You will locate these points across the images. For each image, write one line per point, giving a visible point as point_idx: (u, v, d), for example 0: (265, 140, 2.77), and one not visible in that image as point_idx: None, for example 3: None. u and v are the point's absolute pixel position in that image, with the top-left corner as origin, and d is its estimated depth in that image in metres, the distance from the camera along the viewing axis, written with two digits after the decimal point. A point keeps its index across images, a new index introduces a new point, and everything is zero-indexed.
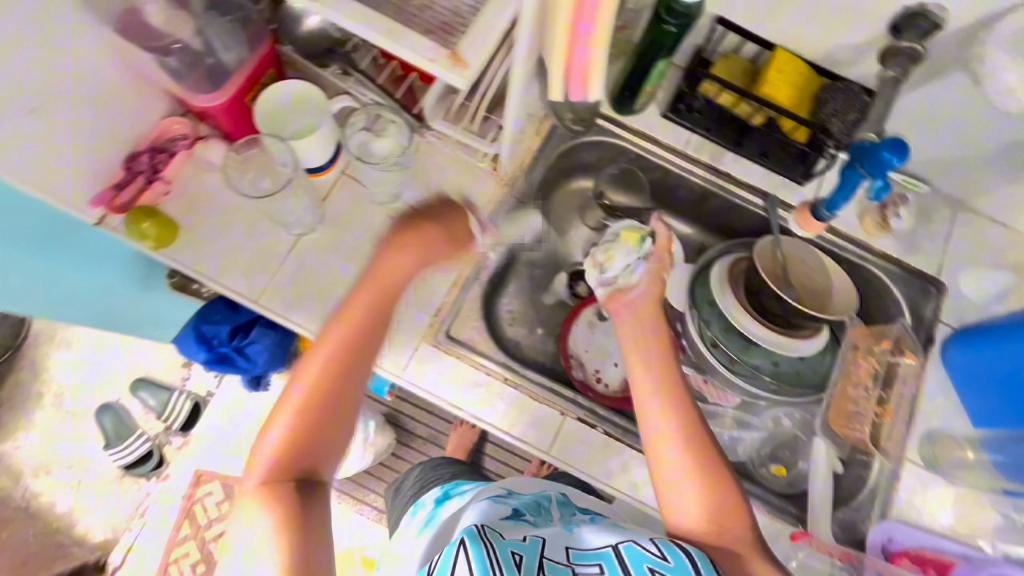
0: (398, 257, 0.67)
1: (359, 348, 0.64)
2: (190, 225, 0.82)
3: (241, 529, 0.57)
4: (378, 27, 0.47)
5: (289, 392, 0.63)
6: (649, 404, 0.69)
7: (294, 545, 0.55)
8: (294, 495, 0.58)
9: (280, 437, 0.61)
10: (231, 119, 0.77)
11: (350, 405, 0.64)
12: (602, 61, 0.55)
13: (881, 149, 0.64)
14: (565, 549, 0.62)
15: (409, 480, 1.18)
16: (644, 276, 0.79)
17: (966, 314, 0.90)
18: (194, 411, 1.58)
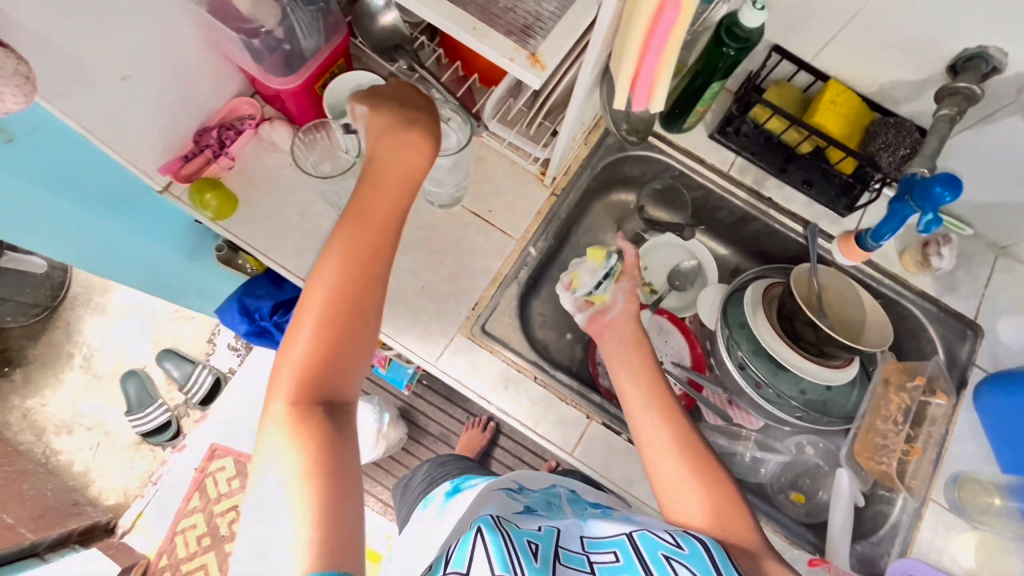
0: (404, 152, 0.65)
1: (367, 264, 0.61)
2: (248, 200, 0.86)
3: (260, 467, 0.52)
4: (465, 23, 0.50)
5: (302, 319, 0.58)
6: (638, 412, 0.73)
7: (320, 480, 0.51)
8: (316, 425, 0.54)
9: (296, 364, 0.56)
10: (299, 104, 0.82)
11: (364, 326, 0.60)
12: (668, 76, 0.57)
13: (933, 183, 0.64)
14: (580, 538, 0.62)
15: (419, 477, 1.19)
16: (619, 296, 0.84)
17: (1000, 360, 0.90)
18: (215, 385, 1.63)
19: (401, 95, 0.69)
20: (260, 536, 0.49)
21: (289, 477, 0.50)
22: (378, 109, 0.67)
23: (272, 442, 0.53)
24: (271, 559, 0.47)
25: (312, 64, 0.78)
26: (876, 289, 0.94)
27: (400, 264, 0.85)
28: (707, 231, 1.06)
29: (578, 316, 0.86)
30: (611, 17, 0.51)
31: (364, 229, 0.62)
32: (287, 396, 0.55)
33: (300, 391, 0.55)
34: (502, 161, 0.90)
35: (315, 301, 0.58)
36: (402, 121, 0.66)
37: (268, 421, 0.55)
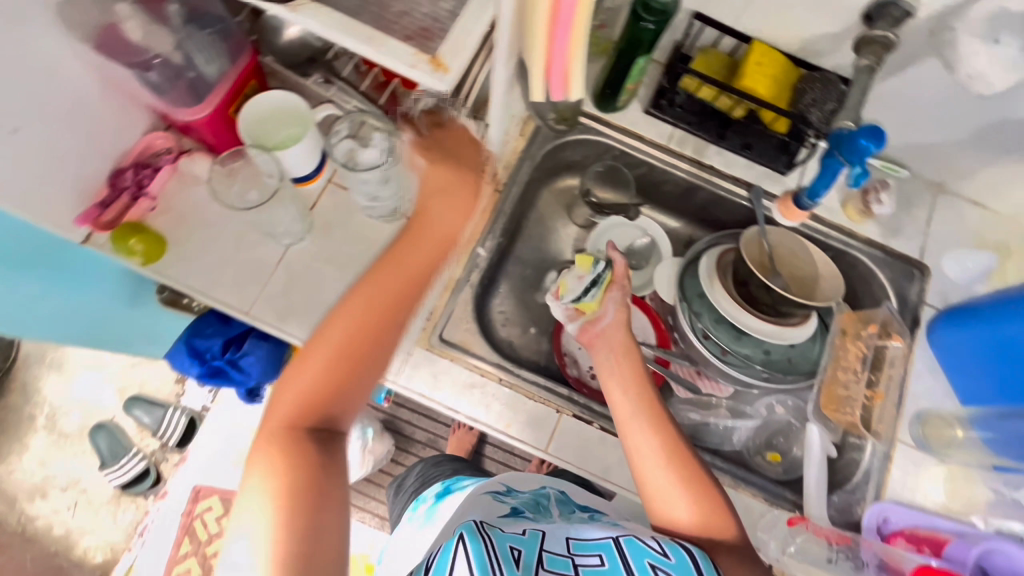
0: (452, 220, 0.73)
1: (384, 312, 0.66)
2: (178, 240, 0.81)
3: (248, 476, 0.60)
4: (358, 35, 0.48)
5: (312, 351, 0.65)
6: (628, 415, 0.71)
7: (303, 498, 0.57)
8: (309, 448, 0.61)
9: (301, 393, 0.63)
10: (214, 131, 0.77)
11: (371, 366, 0.66)
12: (581, 61, 0.56)
13: (858, 136, 0.65)
14: (565, 540, 0.62)
15: (409, 481, 1.17)
16: (610, 304, 0.79)
17: (950, 296, 0.92)
18: (190, 425, 1.58)
19: (455, 144, 0.75)
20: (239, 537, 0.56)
21: (274, 490, 0.57)
22: (435, 163, 0.73)
23: (263, 456, 0.60)
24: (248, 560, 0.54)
25: (219, 89, 0.73)
26: (825, 243, 0.95)
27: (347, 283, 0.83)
28: (657, 206, 1.05)
29: (570, 325, 0.81)
30: (510, 10, 0.49)
31: (388, 276, 0.68)
32: (286, 418, 0.63)
33: (298, 415, 0.63)
34: None
35: (331, 338, 0.65)
36: (445, 187, 0.73)
37: (266, 436, 0.62)
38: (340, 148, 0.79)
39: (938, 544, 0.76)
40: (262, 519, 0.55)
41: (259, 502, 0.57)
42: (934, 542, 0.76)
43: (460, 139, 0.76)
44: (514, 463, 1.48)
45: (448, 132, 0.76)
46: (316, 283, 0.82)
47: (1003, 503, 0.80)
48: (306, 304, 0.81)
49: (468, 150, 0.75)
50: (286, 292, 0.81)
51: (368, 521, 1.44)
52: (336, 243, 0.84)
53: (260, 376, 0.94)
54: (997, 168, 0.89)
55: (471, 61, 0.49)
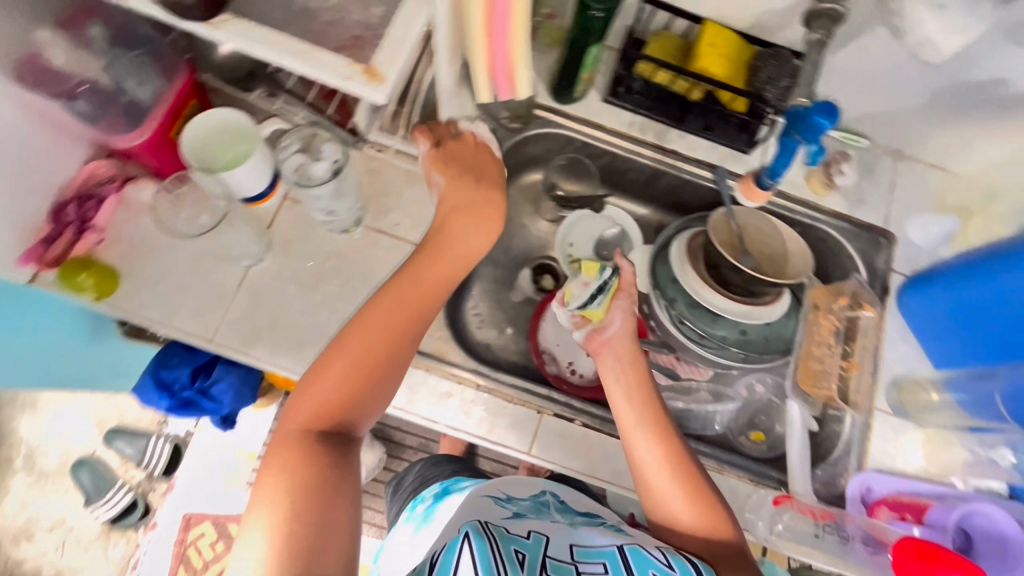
0: (475, 239, 0.72)
1: (407, 322, 0.66)
2: (130, 270, 0.78)
3: (260, 477, 0.57)
4: (285, 48, 0.46)
5: (333, 357, 0.63)
6: (636, 423, 0.70)
7: (315, 502, 0.55)
8: (324, 454, 0.59)
9: (322, 398, 0.62)
10: (157, 156, 0.74)
11: (391, 375, 0.65)
12: (526, 56, 0.54)
13: (812, 114, 0.64)
14: (569, 546, 0.62)
15: (408, 479, 1.16)
16: (617, 312, 0.75)
17: (916, 261, 0.93)
18: (175, 452, 1.54)
19: (474, 159, 0.75)
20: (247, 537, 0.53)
21: (285, 493, 0.55)
22: (452, 178, 0.73)
23: (278, 458, 0.58)
24: (252, 561, 0.52)
25: (158, 110, 0.71)
26: (791, 219, 0.95)
27: (314, 300, 0.81)
28: (624, 194, 1.04)
29: (577, 332, 0.77)
30: (443, 10, 0.47)
31: (412, 286, 0.67)
32: (303, 422, 0.61)
33: (316, 420, 0.61)
34: (397, 170, 0.86)
35: (353, 344, 0.64)
36: (465, 200, 0.72)
37: (281, 440, 0.60)
38: (289, 163, 0.76)
39: (921, 509, 0.79)
40: (270, 520, 0.54)
41: (270, 504, 0.55)
42: (917, 508, 0.79)
43: (478, 151, 0.76)
44: (508, 460, 1.48)
45: (460, 143, 0.75)
46: (282, 302, 0.80)
47: (980, 462, 0.82)
48: (270, 327, 0.79)
49: (489, 167, 0.75)
50: (249, 315, 0.79)
51: (365, 531, 1.42)
52: (297, 259, 0.81)
53: (233, 403, 0.92)
54: (953, 131, 0.90)
55: (407, 67, 0.47)
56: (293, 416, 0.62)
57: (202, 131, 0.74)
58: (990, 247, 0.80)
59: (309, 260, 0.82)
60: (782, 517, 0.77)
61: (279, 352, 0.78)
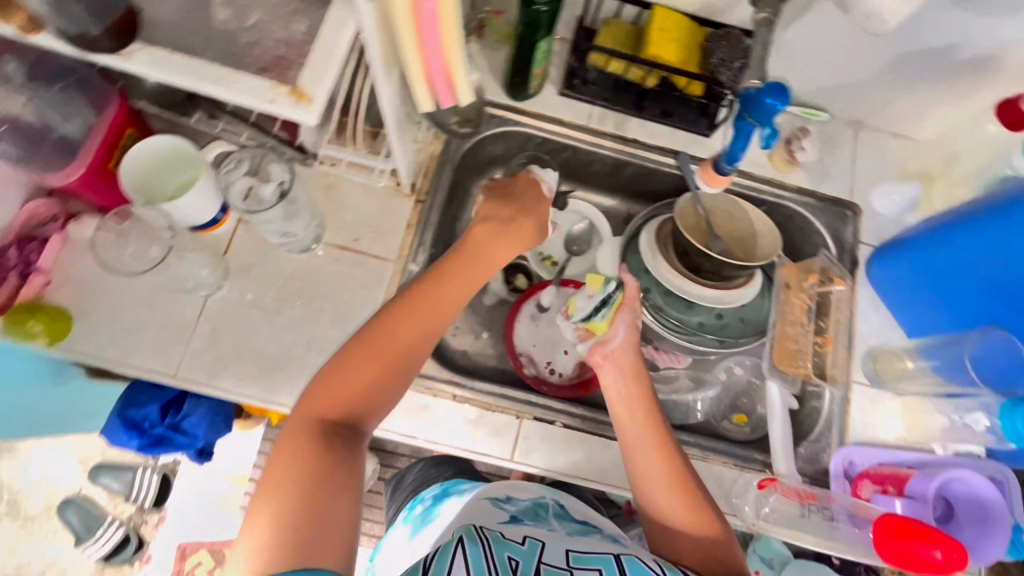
0: (498, 251, 0.71)
1: (433, 322, 0.65)
2: (82, 311, 0.75)
3: (271, 462, 0.56)
4: (204, 74, 0.43)
5: (360, 348, 0.62)
6: (636, 435, 0.69)
7: (321, 494, 0.54)
8: (335, 448, 0.58)
9: (340, 390, 0.60)
10: (96, 191, 0.71)
11: (405, 372, 0.64)
12: (461, 59, 0.51)
13: (764, 95, 0.63)
14: (565, 553, 0.60)
15: (409, 478, 1.10)
16: (621, 326, 0.72)
17: (883, 231, 0.93)
18: (164, 482, 1.49)
19: (519, 189, 0.75)
20: (252, 521, 0.53)
21: (295, 480, 0.54)
22: (494, 205, 0.74)
23: (292, 445, 0.57)
24: (251, 546, 0.51)
25: (93, 141, 0.68)
26: (757, 199, 0.94)
27: (279, 324, 0.78)
28: (590, 186, 1.03)
29: (580, 345, 0.75)
30: (368, 20, 0.45)
31: (433, 290, 0.66)
32: (320, 409, 0.60)
33: (334, 411, 0.60)
34: (354, 183, 0.84)
35: (380, 337, 0.63)
36: (503, 223, 0.72)
37: (294, 428, 0.58)
38: (237, 186, 0.73)
39: (901, 480, 0.78)
40: (277, 508, 0.53)
41: (282, 490, 0.54)
42: (898, 479, 0.77)
43: (527, 187, 0.76)
44: None
45: (518, 180, 0.76)
46: (245, 329, 0.77)
47: (955, 427, 0.81)
48: (234, 357, 0.76)
49: (536, 203, 0.75)
50: (211, 345, 0.76)
51: (364, 543, 1.41)
52: (257, 284, 0.79)
53: (208, 435, 0.89)
54: (909, 99, 0.90)
55: (335, 84, 0.45)
56: (309, 405, 0.60)
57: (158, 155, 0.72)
58: (953, 212, 0.81)
59: (270, 283, 0.79)
60: (767, 500, 0.77)
61: (246, 382, 0.76)
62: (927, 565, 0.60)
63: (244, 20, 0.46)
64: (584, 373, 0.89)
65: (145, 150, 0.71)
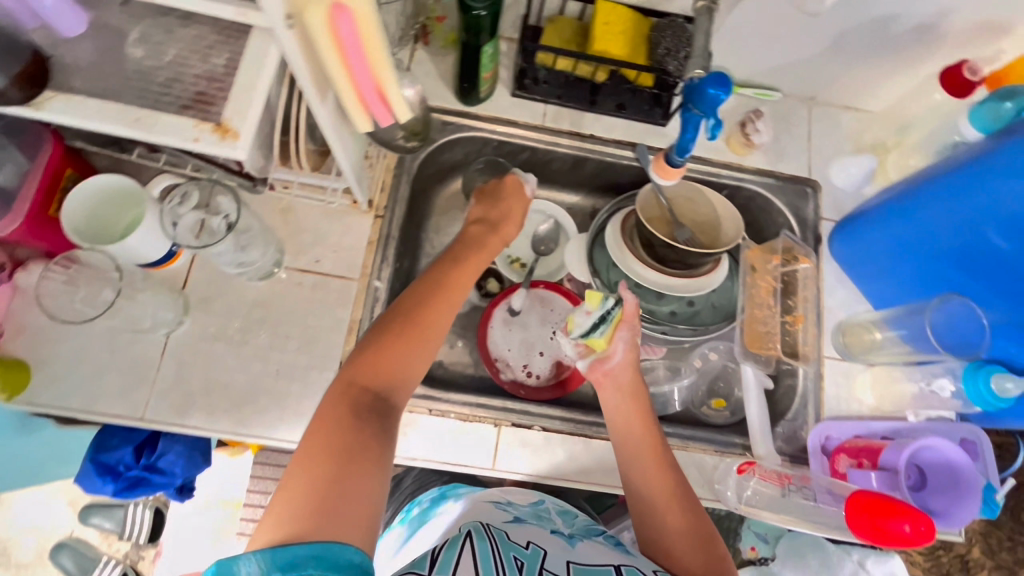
0: (492, 241, 0.76)
1: (457, 303, 0.66)
2: (39, 360, 0.73)
3: (307, 432, 0.53)
4: (125, 118, 0.42)
5: (396, 321, 0.61)
6: (637, 441, 0.70)
7: (356, 465, 0.50)
8: (370, 420, 0.54)
9: (378, 358, 0.58)
10: (41, 237, 0.69)
11: (434, 346, 0.63)
12: (392, 78, 0.51)
13: (707, 86, 0.65)
14: (566, 562, 0.58)
15: (409, 479, 1.03)
16: (621, 343, 0.75)
17: (842, 206, 0.95)
18: (158, 517, 1.39)
19: (503, 192, 0.80)
20: (280, 493, 0.48)
21: (332, 449, 0.51)
22: (483, 206, 0.79)
23: (327, 415, 0.54)
24: (276, 519, 0.46)
25: (29, 189, 0.66)
26: (718, 183, 0.94)
27: (245, 354, 0.76)
28: (553, 185, 1.02)
29: (581, 362, 0.78)
30: (290, 47, 0.44)
31: (459, 273, 0.68)
32: (357, 380, 0.57)
33: (371, 381, 0.57)
34: (310, 205, 0.82)
35: (417, 310, 0.62)
36: (492, 218, 0.78)
37: (331, 396, 0.56)
38: (186, 220, 0.72)
39: (876, 451, 0.77)
40: (312, 476, 0.48)
41: (319, 459, 0.50)
42: (872, 450, 0.77)
43: (514, 189, 0.80)
44: None
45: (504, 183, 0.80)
46: (211, 363, 0.75)
47: (924, 394, 0.82)
48: (201, 393, 0.74)
49: (519, 201, 0.80)
50: (178, 383, 0.74)
51: None
52: (220, 316, 0.77)
53: (185, 472, 0.86)
54: (857, 73, 0.90)
55: (263, 116, 0.44)
56: (348, 372, 0.58)
57: (117, 188, 0.71)
58: (904, 183, 0.82)
59: (233, 313, 0.78)
60: (748, 483, 0.78)
61: (215, 417, 0.74)
62: (896, 539, 0.61)
63: (160, 57, 0.44)
64: (561, 373, 0.89)
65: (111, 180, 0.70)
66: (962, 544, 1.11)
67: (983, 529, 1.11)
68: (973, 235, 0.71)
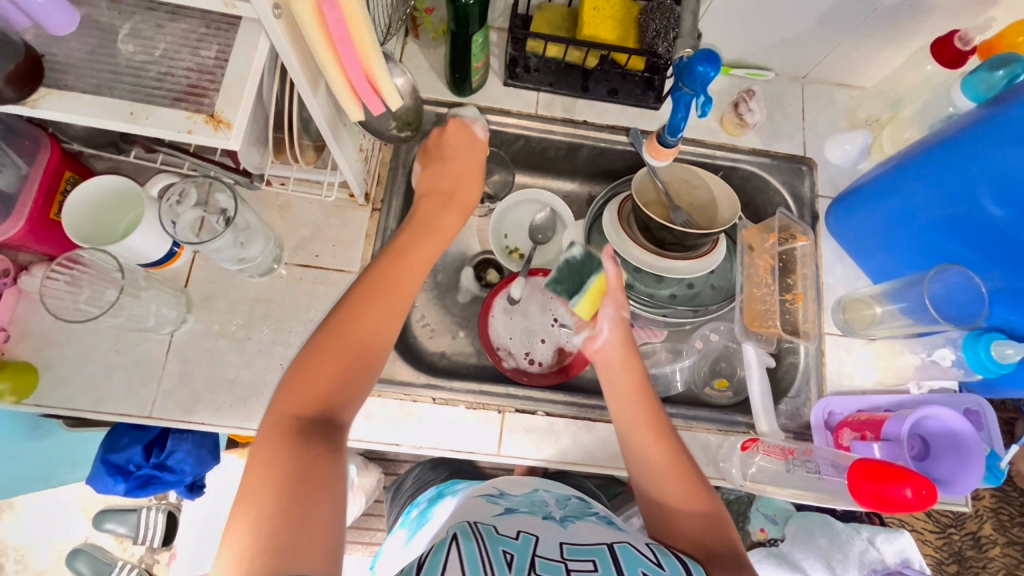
0: (444, 220, 0.73)
1: (398, 307, 0.63)
2: (47, 361, 0.74)
3: (248, 465, 0.51)
4: (119, 112, 0.43)
5: (326, 340, 0.58)
6: (637, 423, 0.69)
7: (302, 489, 0.49)
8: (314, 439, 0.52)
9: (309, 381, 0.56)
10: (44, 240, 0.70)
11: (378, 350, 0.60)
12: (381, 65, 0.52)
13: (696, 65, 0.67)
14: (559, 545, 0.57)
15: (408, 482, 1.05)
16: (609, 321, 0.76)
17: (838, 183, 0.95)
18: (172, 520, 1.39)
19: (453, 148, 0.78)
20: (230, 531, 0.47)
21: (275, 477, 0.49)
22: (433, 172, 0.76)
23: (265, 449, 0.52)
24: (230, 561, 0.45)
25: (29, 192, 0.67)
26: (713, 165, 0.94)
27: (250, 350, 0.77)
28: (549, 172, 1.02)
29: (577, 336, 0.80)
30: (277, 38, 0.44)
31: (402, 267, 0.65)
32: (290, 407, 0.55)
33: (304, 405, 0.55)
34: (308, 200, 0.83)
35: (348, 319, 0.60)
36: (441, 188, 0.75)
37: (265, 431, 0.53)
38: (188, 218, 0.74)
39: (878, 424, 0.76)
40: (258, 509, 0.47)
41: (263, 489, 0.48)
42: (874, 424, 0.76)
43: (458, 143, 0.78)
44: None
45: (447, 138, 0.78)
46: (216, 358, 0.76)
47: (926, 365, 0.84)
48: (207, 389, 0.75)
49: (470, 155, 0.78)
50: (184, 380, 0.75)
51: None
52: (223, 312, 0.78)
53: (195, 469, 0.87)
54: (849, 50, 0.90)
55: (255, 107, 0.45)
56: (277, 403, 0.55)
57: (128, 189, 0.72)
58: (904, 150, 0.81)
59: (235, 309, 0.78)
60: (753, 460, 0.78)
61: (222, 413, 0.75)
62: (898, 505, 0.62)
63: (151, 51, 0.45)
64: (563, 359, 0.90)
65: (124, 182, 0.71)
66: (971, 520, 1.12)
67: (991, 504, 1.11)
68: (964, 206, 0.72)
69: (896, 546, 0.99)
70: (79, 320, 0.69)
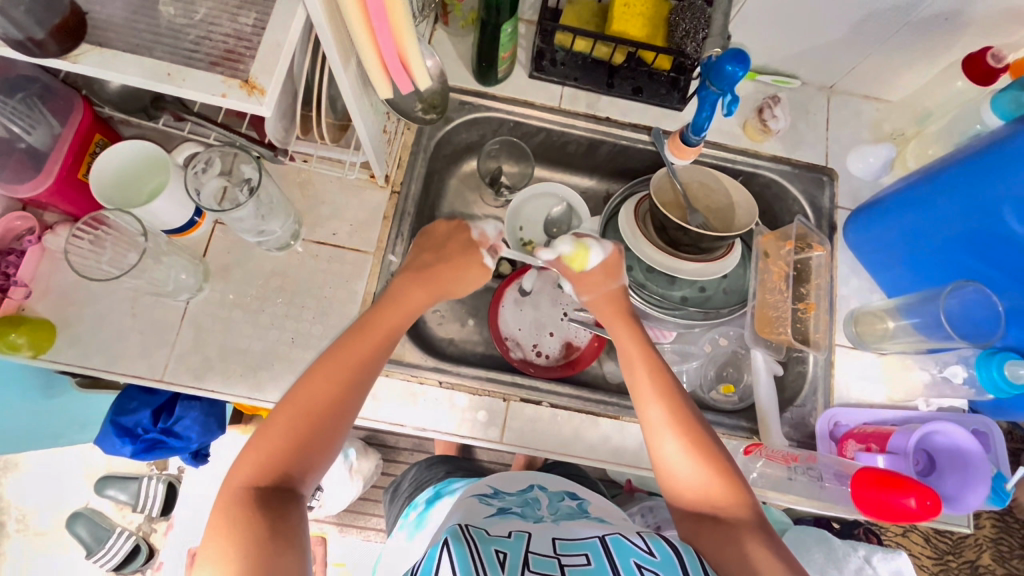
0: (413, 299, 0.67)
1: (359, 377, 0.60)
2: (66, 319, 0.75)
3: (207, 536, 0.50)
4: (155, 71, 0.44)
5: (289, 404, 0.57)
6: (643, 381, 0.66)
7: (264, 558, 0.48)
8: (274, 506, 0.51)
9: (269, 450, 0.55)
10: (71, 201, 0.72)
11: (346, 417, 0.58)
12: (414, 45, 0.54)
13: (725, 63, 0.70)
14: (552, 543, 0.57)
15: (405, 484, 1.04)
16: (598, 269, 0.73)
17: (858, 195, 0.94)
18: (171, 491, 1.39)
19: (443, 240, 0.71)
20: None
21: (238, 549, 0.48)
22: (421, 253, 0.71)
23: (223, 519, 0.50)
24: None
25: (60, 151, 0.68)
26: (733, 169, 0.94)
27: (262, 322, 0.78)
28: (568, 167, 1.02)
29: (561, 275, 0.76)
30: (315, 10, 0.45)
31: (366, 335, 0.63)
32: (253, 476, 0.53)
33: (267, 474, 0.53)
34: (329, 178, 0.84)
35: (309, 389, 0.58)
36: (421, 270, 0.69)
37: (223, 500, 0.52)
38: (210, 186, 0.75)
39: (885, 437, 0.77)
40: None
41: (220, 561, 0.48)
42: (880, 436, 0.77)
43: (453, 231, 0.72)
44: None
45: (441, 228, 0.73)
46: (230, 328, 0.77)
47: (937, 382, 0.84)
48: (218, 358, 0.76)
49: (452, 240, 0.70)
50: (197, 347, 0.76)
51: None
52: (239, 283, 0.79)
53: (201, 437, 0.88)
54: (878, 63, 0.90)
55: (287, 76, 0.46)
56: (236, 472, 0.54)
57: (150, 153, 0.73)
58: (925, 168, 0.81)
59: (250, 280, 0.79)
60: (755, 465, 0.79)
61: (232, 382, 0.76)
62: (901, 513, 0.62)
63: (191, 15, 0.46)
64: (571, 353, 0.91)
65: (147, 146, 0.72)
66: (970, 548, 1.11)
67: (992, 533, 1.11)
68: (989, 220, 0.70)
69: (892, 565, 0.99)
70: (100, 278, 0.71)
